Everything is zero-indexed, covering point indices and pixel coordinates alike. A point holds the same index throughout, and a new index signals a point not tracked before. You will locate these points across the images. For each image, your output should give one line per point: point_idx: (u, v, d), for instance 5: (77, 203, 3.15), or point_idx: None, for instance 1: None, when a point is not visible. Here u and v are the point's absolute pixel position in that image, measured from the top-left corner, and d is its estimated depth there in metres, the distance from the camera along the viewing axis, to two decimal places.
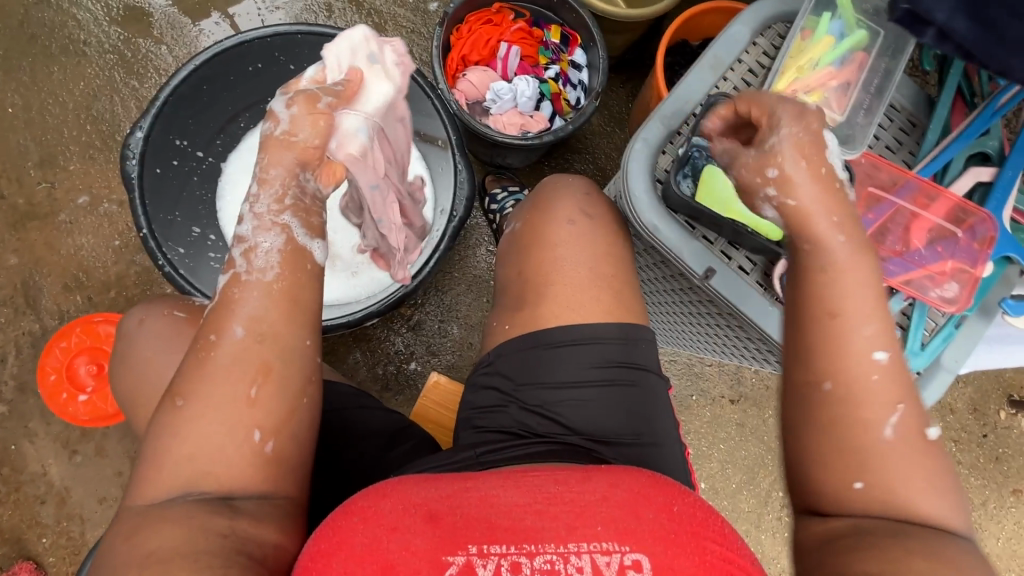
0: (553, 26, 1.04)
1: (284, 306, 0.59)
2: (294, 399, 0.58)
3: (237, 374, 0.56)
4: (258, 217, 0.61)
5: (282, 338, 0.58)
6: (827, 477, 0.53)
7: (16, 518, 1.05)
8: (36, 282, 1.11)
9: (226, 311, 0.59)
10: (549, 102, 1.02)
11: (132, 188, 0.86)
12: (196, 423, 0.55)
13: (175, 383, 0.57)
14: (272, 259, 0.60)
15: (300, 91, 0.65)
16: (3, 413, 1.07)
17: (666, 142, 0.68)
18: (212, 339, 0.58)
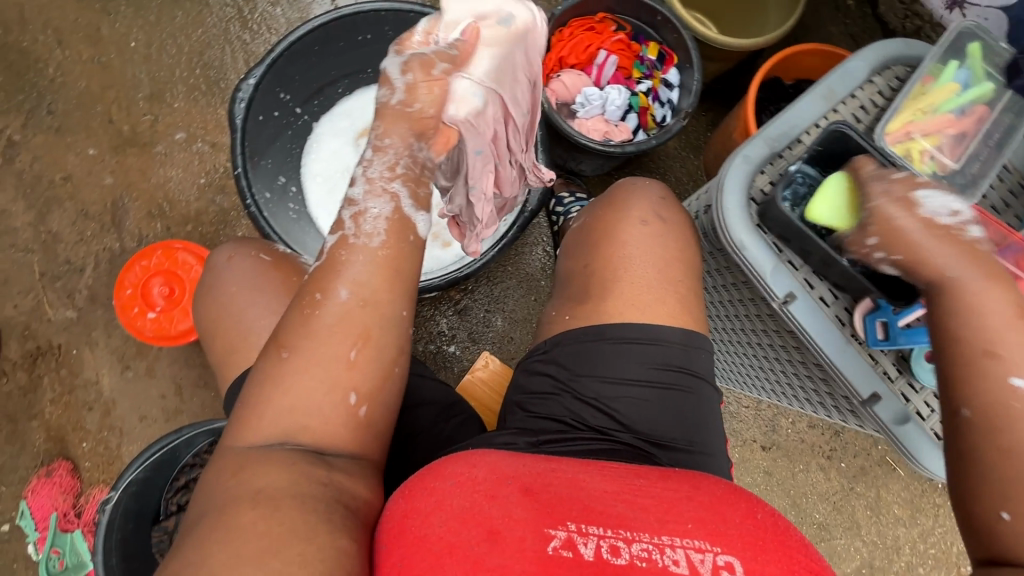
0: (651, 43, 1.05)
1: (387, 275, 0.63)
2: (383, 367, 0.60)
3: (338, 337, 0.59)
4: (370, 181, 0.66)
5: (378, 303, 0.61)
6: (978, 510, 0.52)
7: (63, 419, 1.11)
8: (124, 204, 1.18)
9: (332, 270, 0.62)
10: (635, 115, 1.03)
11: (236, 130, 0.90)
12: (297, 374, 0.58)
13: (280, 335, 0.61)
14: (380, 225, 0.64)
15: (414, 54, 0.70)
16: (73, 318, 1.14)
17: (767, 163, 0.70)
18: (317, 298, 0.61)
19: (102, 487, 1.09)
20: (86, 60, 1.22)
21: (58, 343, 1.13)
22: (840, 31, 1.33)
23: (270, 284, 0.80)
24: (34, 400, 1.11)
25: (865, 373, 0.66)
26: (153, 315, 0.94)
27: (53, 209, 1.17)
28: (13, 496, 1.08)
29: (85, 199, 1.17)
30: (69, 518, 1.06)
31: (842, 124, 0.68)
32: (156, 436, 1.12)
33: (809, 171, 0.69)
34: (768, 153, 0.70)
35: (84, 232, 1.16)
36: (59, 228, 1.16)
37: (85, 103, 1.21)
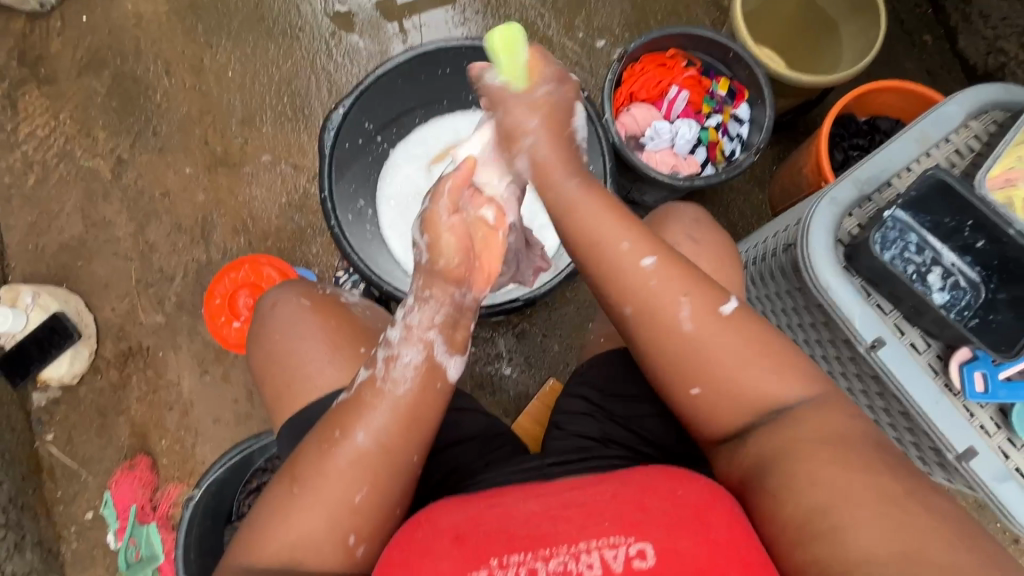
0: (721, 78, 1.06)
1: (407, 422, 0.66)
2: (390, 504, 0.65)
3: (349, 481, 0.63)
4: (407, 328, 0.68)
5: (392, 447, 0.65)
6: (678, 390, 0.65)
7: (147, 416, 1.19)
8: (213, 219, 1.27)
9: (355, 410, 0.66)
10: (704, 148, 1.04)
11: (323, 158, 0.97)
12: (302, 513, 0.63)
13: (297, 469, 0.65)
14: (409, 373, 0.67)
15: (424, 211, 0.69)
16: (161, 323, 1.23)
17: (854, 206, 0.70)
18: (333, 440, 0.65)
19: (177, 484, 1.16)
20: (189, 87, 1.34)
21: (147, 345, 1.22)
22: (916, 66, 1.30)
23: (318, 327, 0.76)
24: (122, 397, 1.19)
25: (962, 426, 0.65)
26: (237, 324, 1.01)
27: (152, 221, 1.27)
28: (98, 486, 1.16)
29: (180, 213, 1.28)
30: (146, 511, 1.13)
31: (940, 170, 0.67)
32: (227, 439, 1.19)
33: (904, 217, 0.68)
34: (854, 196, 0.70)
35: (177, 244, 1.26)
36: (155, 239, 1.27)
37: (185, 126, 1.32)
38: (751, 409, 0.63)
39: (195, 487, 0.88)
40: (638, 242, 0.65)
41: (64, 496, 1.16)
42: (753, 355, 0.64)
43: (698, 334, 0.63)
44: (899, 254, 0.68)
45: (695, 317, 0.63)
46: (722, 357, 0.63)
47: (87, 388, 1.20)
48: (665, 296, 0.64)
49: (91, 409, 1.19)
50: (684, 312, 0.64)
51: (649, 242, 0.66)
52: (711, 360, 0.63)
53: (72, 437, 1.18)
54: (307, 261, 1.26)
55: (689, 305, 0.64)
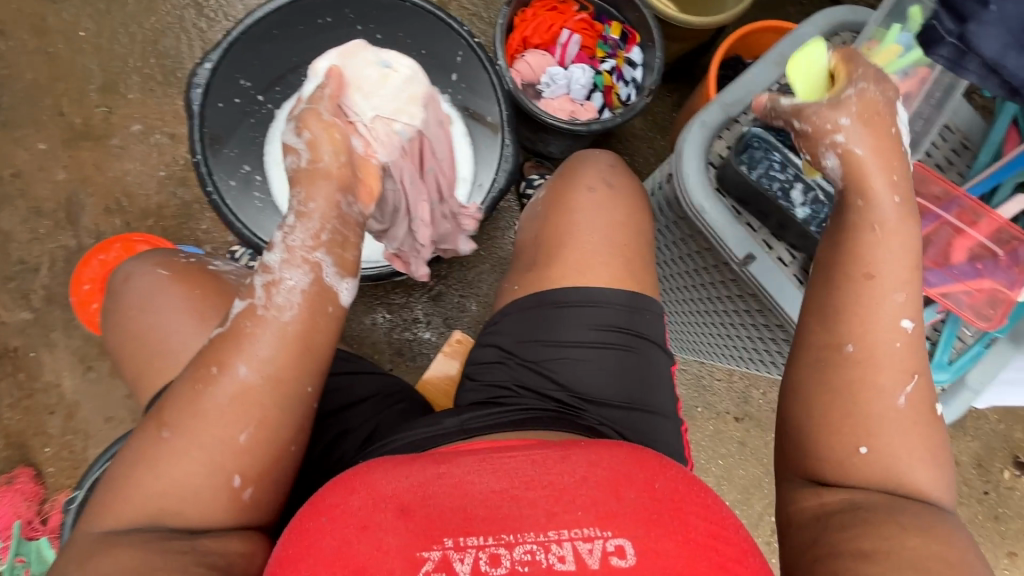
0: (614, 22, 1.05)
1: (293, 351, 0.67)
2: (275, 449, 0.65)
3: (231, 421, 0.63)
4: (291, 249, 0.70)
5: (280, 382, 0.66)
6: (815, 351, 0.57)
7: (23, 424, 1.06)
8: (79, 199, 1.13)
9: (236, 345, 0.65)
10: (600, 93, 1.03)
11: (192, 118, 0.89)
12: (173, 465, 0.61)
13: (167, 415, 0.63)
14: (294, 297, 0.69)
15: (303, 112, 0.74)
16: (28, 320, 1.09)
17: (722, 128, 0.75)
18: (211, 376, 0.65)
19: (68, 493, 1.05)
20: (34, 51, 1.17)
21: (14, 346, 1.08)
22: (798, 9, 1.36)
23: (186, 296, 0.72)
24: None
25: None
26: None
27: (4, 207, 1.12)
28: None
29: (38, 195, 1.13)
30: (33, 526, 1.02)
31: None
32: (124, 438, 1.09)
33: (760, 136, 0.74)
34: (722, 119, 0.75)
35: (38, 230, 1.11)
36: (10, 226, 1.11)
37: (33, 96, 1.16)
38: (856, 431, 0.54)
39: (79, 487, 0.81)
40: (885, 276, 0.56)
41: None
42: (912, 437, 0.55)
43: (913, 341, 0.56)
44: (765, 172, 0.73)
45: (871, 336, 0.55)
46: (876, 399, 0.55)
47: None
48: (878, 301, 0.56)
49: None
50: (898, 389, 0.55)
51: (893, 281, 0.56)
52: (846, 320, 0.56)
53: None
54: (196, 238, 1.15)
55: (914, 385, 0.55)
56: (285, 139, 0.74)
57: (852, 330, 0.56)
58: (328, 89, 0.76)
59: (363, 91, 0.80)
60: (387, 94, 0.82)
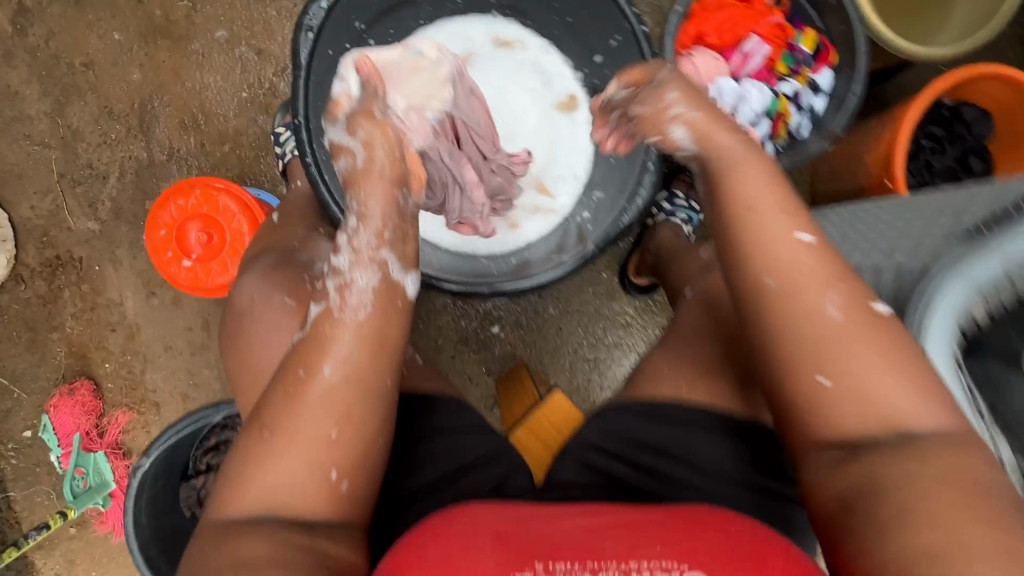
0: (808, 30, 0.85)
1: (372, 351, 0.59)
2: (366, 444, 0.57)
3: (323, 413, 0.56)
4: (357, 251, 0.62)
5: (361, 378, 0.57)
6: (792, 384, 0.52)
7: (86, 336, 1.05)
8: (153, 108, 1.02)
9: (318, 347, 0.58)
10: (768, 121, 0.85)
11: (297, 70, 0.75)
12: (273, 467, 0.55)
13: (263, 417, 0.57)
14: (366, 299, 0.60)
15: (349, 111, 0.62)
16: (94, 231, 1.04)
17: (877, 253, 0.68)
18: (298, 382, 0.56)
19: (125, 410, 1.07)
20: None
21: (79, 256, 1.04)
22: None
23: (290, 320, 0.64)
24: (53, 312, 1.05)
25: None
26: (188, 264, 0.85)
27: (72, 100, 1.01)
28: (34, 405, 1.06)
29: (109, 94, 1.01)
30: (92, 437, 1.05)
31: None
32: (182, 368, 1.08)
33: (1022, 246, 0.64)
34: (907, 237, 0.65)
35: (108, 135, 1.02)
36: (79, 124, 1.02)
37: None
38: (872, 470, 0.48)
39: (144, 454, 0.78)
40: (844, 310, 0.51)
41: None
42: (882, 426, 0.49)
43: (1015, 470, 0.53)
44: None
45: (851, 377, 0.49)
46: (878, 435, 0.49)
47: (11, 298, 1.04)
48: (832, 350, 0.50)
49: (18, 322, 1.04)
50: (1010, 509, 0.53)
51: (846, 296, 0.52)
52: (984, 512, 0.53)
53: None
54: (274, 177, 1.04)
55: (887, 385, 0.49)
56: (330, 143, 0.64)
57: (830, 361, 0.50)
58: (368, 83, 0.63)
59: (396, 80, 0.69)
60: (423, 81, 0.72)
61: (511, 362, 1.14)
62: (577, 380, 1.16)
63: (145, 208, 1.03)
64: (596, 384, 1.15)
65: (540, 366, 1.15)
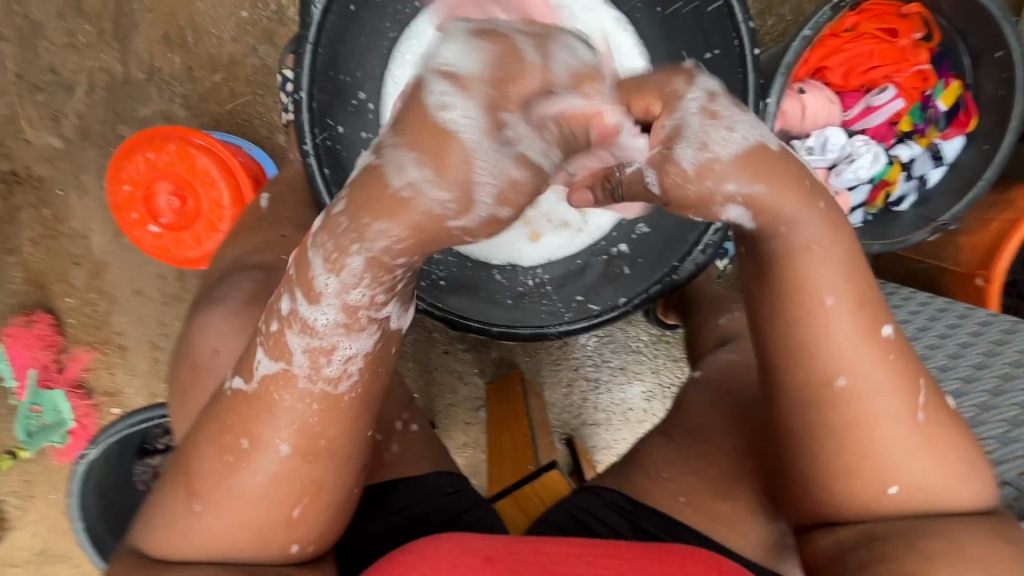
0: (955, 83, 0.68)
1: (342, 424, 0.44)
2: (333, 510, 0.46)
3: (274, 493, 0.43)
4: (344, 305, 0.42)
5: (319, 456, 0.43)
6: (859, 484, 0.45)
7: (46, 265, 0.95)
8: (131, 11, 0.85)
9: (262, 413, 0.43)
10: (869, 188, 0.70)
11: (307, 31, 0.58)
12: (213, 525, 0.43)
13: (193, 476, 0.44)
14: (352, 368, 0.43)
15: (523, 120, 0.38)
16: (57, 150, 0.89)
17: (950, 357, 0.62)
18: (237, 458, 0.43)
19: (87, 348, 0.99)
20: None
21: (39, 175, 0.91)
22: None
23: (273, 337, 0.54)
24: (9, 233, 0.93)
25: None
26: (155, 230, 0.72)
27: None
28: None
29: None
30: (50, 375, 0.97)
31: None
32: (150, 316, 0.98)
33: None
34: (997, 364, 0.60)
35: (76, 36, 0.86)
36: (41, 17, 0.86)
37: None
38: (909, 514, 0.45)
39: (92, 443, 0.75)
40: (877, 328, 0.44)
41: None
42: (932, 441, 0.45)
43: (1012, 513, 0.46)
44: None
45: (869, 366, 0.44)
46: (912, 451, 0.44)
47: None
48: (874, 368, 0.44)
49: None
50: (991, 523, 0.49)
51: (876, 329, 0.44)
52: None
53: None
54: (271, 123, 0.88)
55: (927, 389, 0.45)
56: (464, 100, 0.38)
57: (867, 369, 0.44)
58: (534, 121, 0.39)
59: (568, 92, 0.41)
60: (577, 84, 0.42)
61: (506, 367, 1.06)
62: (573, 398, 1.09)
63: (117, 132, 0.88)
64: (592, 405, 1.09)
65: (536, 376, 1.08)
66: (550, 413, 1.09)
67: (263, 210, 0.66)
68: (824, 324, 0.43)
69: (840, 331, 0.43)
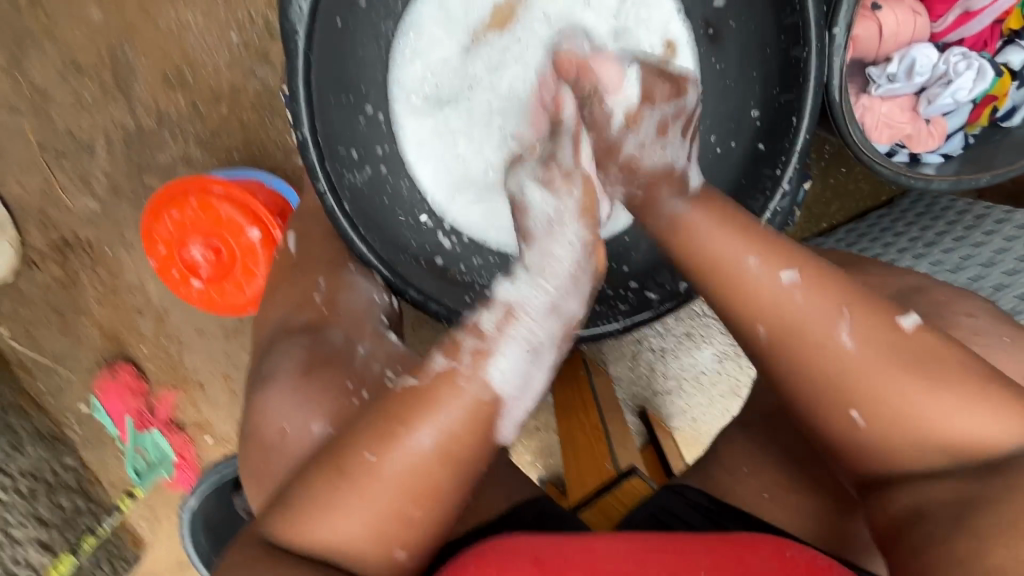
0: None
1: (479, 427, 0.45)
2: (441, 523, 0.45)
3: (404, 488, 0.43)
4: (515, 323, 0.47)
5: (460, 460, 0.44)
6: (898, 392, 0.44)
7: (114, 319, 0.99)
8: (126, 57, 0.83)
9: (422, 403, 0.44)
10: (969, 108, 0.61)
11: (295, 61, 0.54)
12: (348, 517, 0.43)
13: (342, 461, 0.44)
14: (500, 388, 0.46)
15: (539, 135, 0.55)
16: (96, 210, 0.91)
17: None
18: (391, 439, 0.43)
19: (171, 389, 1.03)
20: None
21: (87, 237, 0.93)
22: None
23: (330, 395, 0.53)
24: (76, 296, 0.98)
25: None
26: (199, 284, 0.73)
27: (31, 50, 0.84)
28: (84, 384, 1.03)
29: (72, 42, 0.83)
30: (145, 417, 1.03)
31: None
32: (219, 352, 1.01)
33: None
34: None
35: (82, 95, 0.85)
36: (47, 82, 0.85)
37: None
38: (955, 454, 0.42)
39: (189, 493, 0.85)
40: (778, 251, 0.48)
41: (49, 389, 1.04)
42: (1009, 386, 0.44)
43: None
44: None
45: (810, 293, 0.46)
46: (912, 396, 0.43)
47: (28, 282, 0.97)
48: (733, 244, 0.48)
49: (43, 304, 0.99)
50: None
51: (788, 253, 0.48)
52: None
53: (34, 332, 1.01)
54: (286, 146, 0.85)
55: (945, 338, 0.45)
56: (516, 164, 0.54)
57: (761, 250, 0.48)
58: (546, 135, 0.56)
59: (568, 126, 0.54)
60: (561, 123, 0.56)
61: (566, 350, 1.02)
62: (640, 369, 1.05)
63: (144, 182, 0.88)
64: (661, 373, 1.04)
65: (599, 353, 1.05)
66: (618, 388, 1.06)
67: (293, 256, 0.66)
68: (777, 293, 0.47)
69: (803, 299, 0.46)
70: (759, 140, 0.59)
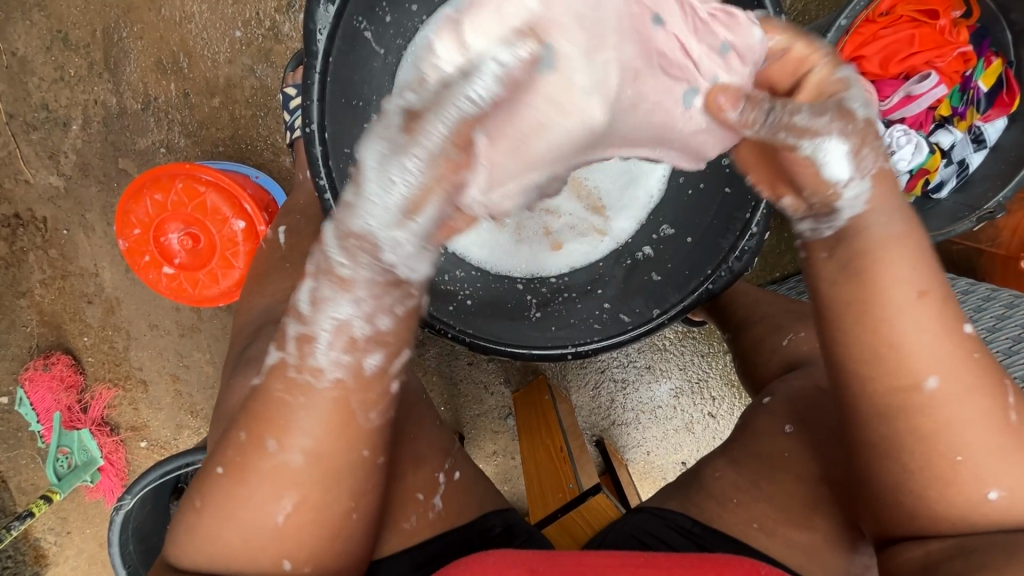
0: (998, 62, 0.70)
1: (340, 425, 0.42)
2: (340, 530, 0.43)
3: (270, 494, 0.42)
4: (362, 304, 0.42)
5: (326, 460, 0.42)
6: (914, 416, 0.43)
7: (58, 305, 0.93)
8: (120, 39, 0.82)
9: (266, 410, 0.43)
10: (906, 177, 0.71)
11: (314, 59, 0.56)
12: (215, 534, 0.43)
13: (203, 483, 0.44)
14: (341, 366, 0.42)
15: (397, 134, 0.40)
16: (59, 187, 0.87)
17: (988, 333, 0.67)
18: (239, 455, 0.43)
19: (109, 386, 0.96)
20: None
21: (43, 216, 0.88)
22: None
23: None
24: (18, 276, 0.91)
25: None
26: (170, 271, 0.70)
27: (18, 18, 0.82)
28: (11, 373, 0.95)
29: (64, 16, 0.81)
30: (74, 414, 0.95)
31: None
32: (168, 350, 0.95)
33: None
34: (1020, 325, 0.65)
35: (66, 69, 0.83)
36: (28, 53, 0.83)
37: None
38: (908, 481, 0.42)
39: (126, 493, 0.76)
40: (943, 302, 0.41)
41: None
42: None
43: None
44: None
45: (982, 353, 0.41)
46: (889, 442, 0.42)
47: None
48: (892, 268, 0.41)
49: None
50: None
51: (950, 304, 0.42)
52: None
53: None
54: (276, 145, 0.84)
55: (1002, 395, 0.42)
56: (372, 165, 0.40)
57: (920, 281, 0.41)
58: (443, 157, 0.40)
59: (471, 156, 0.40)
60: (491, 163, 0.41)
61: (531, 374, 1.04)
62: (601, 399, 1.08)
63: (118, 165, 0.85)
64: (620, 405, 1.07)
65: (563, 380, 1.07)
66: (578, 416, 1.08)
67: (282, 248, 0.66)
68: (903, 325, 0.40)
69: (946, 356, 0.40)
70: (725, 184, 0.65)
